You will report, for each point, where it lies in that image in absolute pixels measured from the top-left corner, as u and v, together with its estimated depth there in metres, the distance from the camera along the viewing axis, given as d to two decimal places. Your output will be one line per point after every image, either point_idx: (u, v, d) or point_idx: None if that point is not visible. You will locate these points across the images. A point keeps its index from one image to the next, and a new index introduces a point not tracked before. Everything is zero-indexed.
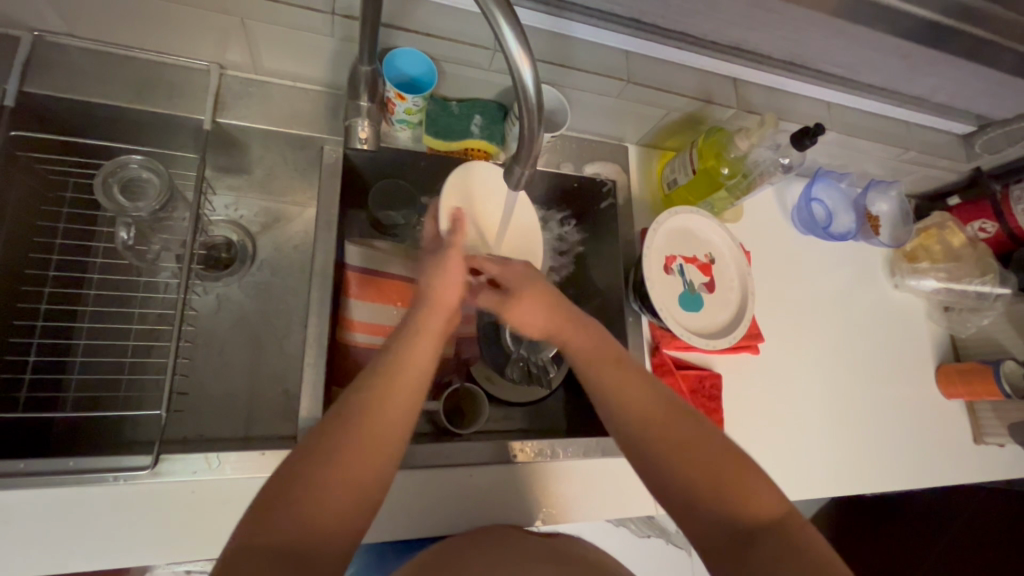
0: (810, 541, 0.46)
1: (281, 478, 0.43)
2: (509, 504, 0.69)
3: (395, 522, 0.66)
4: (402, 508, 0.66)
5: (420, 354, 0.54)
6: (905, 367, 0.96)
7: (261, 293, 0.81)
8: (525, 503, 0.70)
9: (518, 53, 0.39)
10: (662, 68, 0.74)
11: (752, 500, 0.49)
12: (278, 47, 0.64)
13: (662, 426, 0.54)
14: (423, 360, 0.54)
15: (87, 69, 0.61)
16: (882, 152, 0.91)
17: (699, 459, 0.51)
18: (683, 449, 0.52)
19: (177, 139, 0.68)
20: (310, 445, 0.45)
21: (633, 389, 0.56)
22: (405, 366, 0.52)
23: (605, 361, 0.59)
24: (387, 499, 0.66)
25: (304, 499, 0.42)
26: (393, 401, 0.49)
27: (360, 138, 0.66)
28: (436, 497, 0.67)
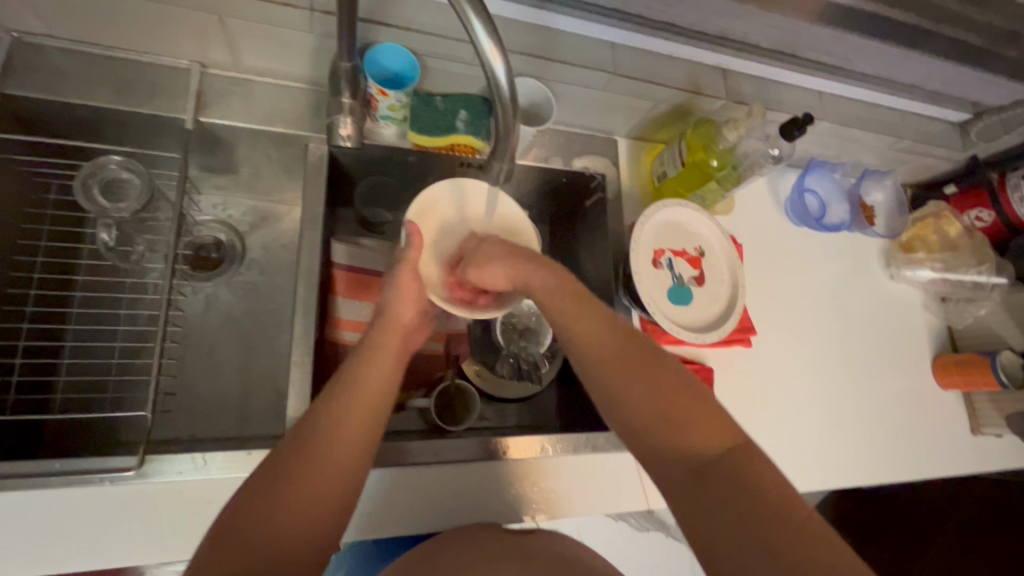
0: (763, 475, 0.45)
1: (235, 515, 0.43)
2: (499, 500, 0.69)
3: (386, 519, 0.66)
4: (392, 505, 0.66)
5: (372, 374, 0.54)
6: (901, 358, 0.96)
7: (250, 292, 0.81)
8: (516, 499, 0.70)
9: (489, 47, 0.38)
10: (649, 59, 0.73)
11: (705, 433, 0.48)
12: (259, 45, 0.64)
13: (625, 369, 0.53)
14: (377, 380, 0.54)
15: (67, 70, 0.61)
16: (876, 141, 0.90)
17: (659, 399, 0.51)
18: (646, 391, 0.52)
19: (160, 138, 0.67)
20: (262, 478, 0.45)
21: (597, 331, 0.56)
22: (356, 387, 0.52)
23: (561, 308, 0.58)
24: (377, 497, 0.66)
25: (258, 532, 0.42)
26: (345, 424, 0.49)
27: (343, 135, 0.65)
28: (427, 495, 0.67)
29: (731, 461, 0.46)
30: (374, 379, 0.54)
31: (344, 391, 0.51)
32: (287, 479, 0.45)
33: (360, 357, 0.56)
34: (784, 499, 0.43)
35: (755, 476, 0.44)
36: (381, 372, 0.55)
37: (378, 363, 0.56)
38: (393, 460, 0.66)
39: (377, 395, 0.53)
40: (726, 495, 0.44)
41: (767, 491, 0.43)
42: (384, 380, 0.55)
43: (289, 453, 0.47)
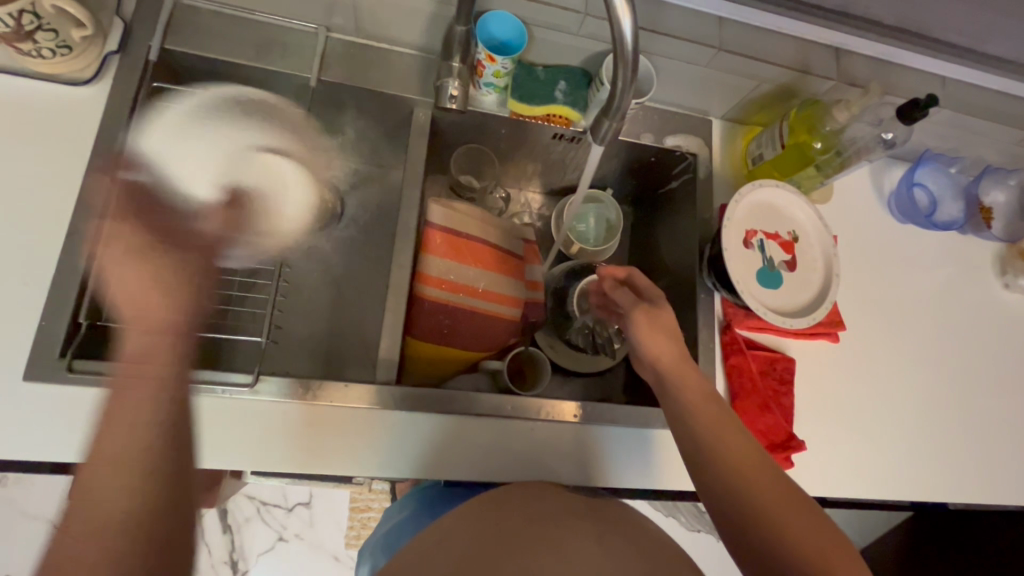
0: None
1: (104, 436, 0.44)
2: (564, 462, 0.72)
3: (458, 464, 0.70)
4: (464, 452, 0.70)
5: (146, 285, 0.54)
6: (1008, 374, 0.88)
7: (346, 246, 0.87)
8: (581, 464, 0.72)
9: (620, 5, 0.40)
10: (757, 35, 0.71)
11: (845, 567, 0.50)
12: (380, 12, 0.69)
13: (753, 486, 0.54)
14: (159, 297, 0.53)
15: (216, 31, 0.68)
16: (1003, 134, 0.83)
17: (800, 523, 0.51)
18: (778, 508, 0.52)
19: (284, 96, 0.73)
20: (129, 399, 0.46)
21: (740, 444, 0.57)
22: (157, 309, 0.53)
23: (705, 409, 0.59)
24: (451, 441, 0.70)
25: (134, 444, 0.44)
26: (117, 395, 0.47)
27: (450, 97, 0.67)
28: (497, 447, 0.71)
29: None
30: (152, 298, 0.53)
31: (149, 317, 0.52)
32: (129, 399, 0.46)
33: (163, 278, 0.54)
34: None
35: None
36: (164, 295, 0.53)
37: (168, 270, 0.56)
38: (471, 409, 0.70)
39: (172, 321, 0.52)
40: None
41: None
42: (171, 303, 0.53)
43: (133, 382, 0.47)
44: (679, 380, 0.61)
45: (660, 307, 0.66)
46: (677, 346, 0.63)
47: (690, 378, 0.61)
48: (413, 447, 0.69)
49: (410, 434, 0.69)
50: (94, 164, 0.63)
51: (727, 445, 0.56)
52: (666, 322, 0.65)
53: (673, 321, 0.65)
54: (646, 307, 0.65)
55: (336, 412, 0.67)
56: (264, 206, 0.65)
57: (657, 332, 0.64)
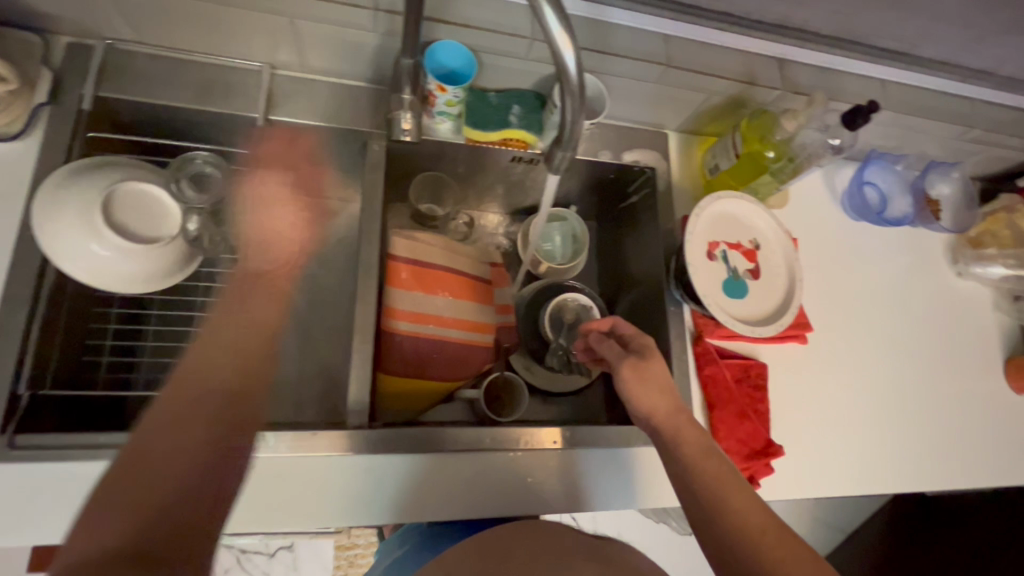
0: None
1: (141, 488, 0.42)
2: (548, 492, 0.71)
3: (441, 504, 0.68)
4: (448, 489, 0.68)
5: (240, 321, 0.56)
6: (969, 359, 0.91)
7: (309, 283, 0.84)
8: (566, 491, 0.71)
9: (559, 34, 0.39)
10: (704, 49, 0.73)
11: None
12: (325, 46, 0.67)
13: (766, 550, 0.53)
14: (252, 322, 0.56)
15: (153, 75, 0.65)
16: (942, 130, 0.86)
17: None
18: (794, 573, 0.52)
19: (233, 137, 0.71)
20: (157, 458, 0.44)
21: (750, 511, 0.56)
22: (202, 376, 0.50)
23: (707, 463, 0.59)
24: (432, 480, 0.68)
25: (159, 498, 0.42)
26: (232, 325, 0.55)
27: (404, 129, 0.67)
28: (481, 483, 0.69)
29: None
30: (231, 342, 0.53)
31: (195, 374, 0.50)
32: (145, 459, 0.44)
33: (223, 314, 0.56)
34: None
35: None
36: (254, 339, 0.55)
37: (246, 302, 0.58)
38: (447, 445, 0.68)
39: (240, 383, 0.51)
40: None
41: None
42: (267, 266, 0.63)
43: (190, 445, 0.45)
44: (676, 432, 0.61)
45: (650, 360, 0.65)
46: (671, 398, 0.63)
47: (686, 429, 0.62)
48: (393, 490, 0.67)
49: (388, 476, 0.67)
50: (25, 221, 0.59)
51: (738, 511, 0.56)
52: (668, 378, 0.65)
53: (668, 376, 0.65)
54: (635, 360, 0.66)
55: (306, 463, 0.64)
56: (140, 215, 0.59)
57: (651, 388, 0.64)
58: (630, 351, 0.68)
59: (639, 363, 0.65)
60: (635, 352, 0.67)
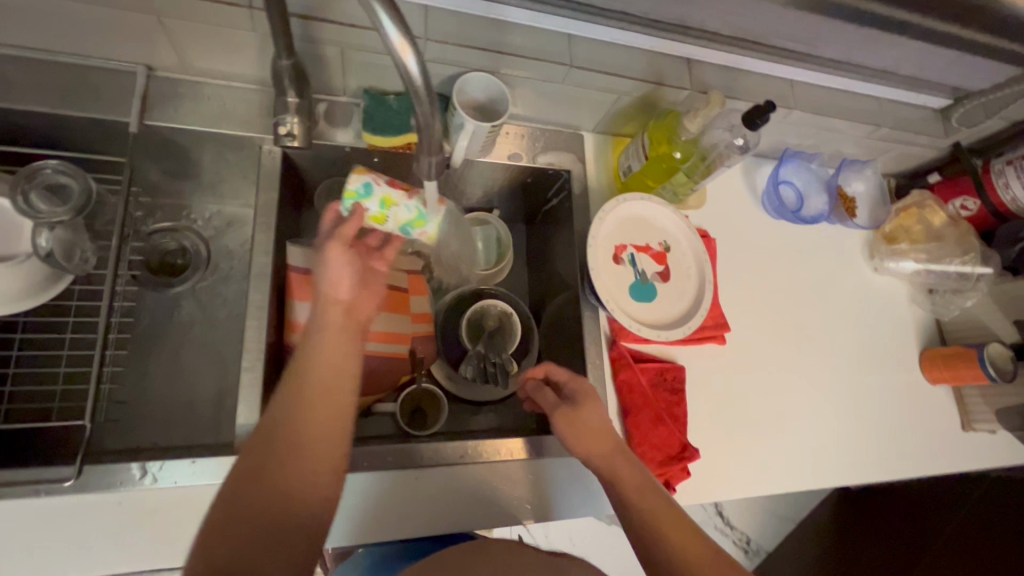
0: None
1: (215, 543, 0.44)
2: (490, 507, 0.67)
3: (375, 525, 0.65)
4: (382, 510, 0.65)
5: (333, 371, 0.55)
6: (888, 354, 0.93)
7: (212, 299, 0.79)
8: (508, 505, 0.68)
9: (397, 40, 0.37)
10: (607, 50, 0.72)
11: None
12: (203, 46, 0.63)
13: None
14: (341, 365, 0.56)
15: (8, 76, 0.60)
16: (853, 129, 0.87)
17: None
18: None
19: (110, 143, 0.66)
20: (230, 510, 0.46)
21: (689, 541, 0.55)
22: (304, 428, 0.51)
23: (653, 505, 0.58)
24: (365, 500, 0.64)
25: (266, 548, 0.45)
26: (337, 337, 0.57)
27: (288, 135, 0.63)
28: (420, 501, 0.66)
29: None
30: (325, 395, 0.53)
31: (297, 423, 0.51)
32: (272, 507, 0.47)
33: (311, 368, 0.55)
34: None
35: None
36: (340, 382, 0.55)
37: (344, 345, 0.57)
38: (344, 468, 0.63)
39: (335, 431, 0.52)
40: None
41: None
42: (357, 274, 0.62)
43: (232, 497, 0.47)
44: (616, 472, 0.60)
45: (583, 403, 0.64)
46: (606, 434, 0.63)
47: (625, 464, 0.61)
48: None
49: None
50: None
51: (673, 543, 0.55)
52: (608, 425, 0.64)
53: (605, 414, 0.64)
54: (567, 405, 0.64)
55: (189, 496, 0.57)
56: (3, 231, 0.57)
57: (582, 430, 0.63)
58: (565, 398, 0.66)
59: (568, 406, 0.64)
60: (569, 394, 0.66)
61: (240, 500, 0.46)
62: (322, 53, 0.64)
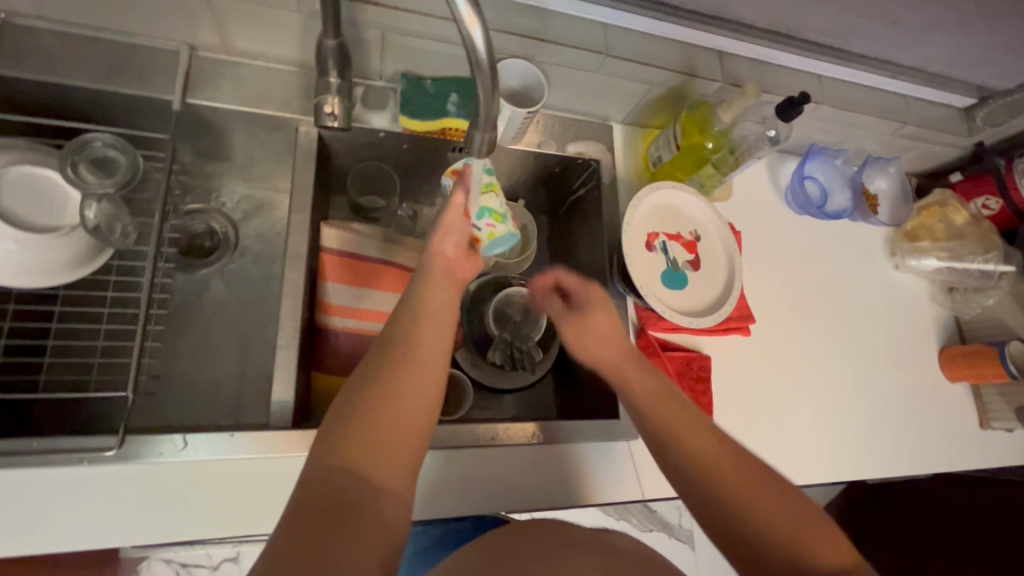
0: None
1: (338, 441, 0.43)
2: (526, 488, 0.68)
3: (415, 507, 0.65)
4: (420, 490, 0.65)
5: (437, 306, 0.56)
6: (908, 350, 0.94)
7: (242, 281, 0.80)
8: (543, 487, 0.68)
9: (466, 13, 0.39)
10: (641, 40, 0.72)
11: (823, 548, 0.45)
12: (247, 26, 0.63)
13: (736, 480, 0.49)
14: (443, 302, 0.56)
15: (54, 52, 0.61)
16: (878, 126, 0.88)
17: (768, 503, 0.48)
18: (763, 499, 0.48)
19: (151, 121, 0.67)
20: (353, 413, 0.45)
21: (690, 432, 0.53)
22: (416, 349, 0.51)
23: (651, 395, 0.58)
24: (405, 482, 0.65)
25: (384, 452, 0.44)
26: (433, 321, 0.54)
27: (329, 114, 0.64)
28: (459, 481, 0.66)
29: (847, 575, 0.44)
30: (432, 324, 0.53)
31: (410, 343, 0.51)
32: (390, 414, 0.45)
33: (413, 303, 0.56)
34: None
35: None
36: (443, 317, 0.55)
37: (444, 287, 0.58)
38: None
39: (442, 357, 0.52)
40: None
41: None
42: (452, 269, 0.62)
43: (352, 403, 0.46)
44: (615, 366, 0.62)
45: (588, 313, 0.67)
46: (611, 336, 0.65)
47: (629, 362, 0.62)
48: None
49: None
50: None
51: (668, 417, 0.55)
52: (614, 322, 0.66)
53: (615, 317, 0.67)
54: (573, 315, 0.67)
55: (228, 468, 0.59)
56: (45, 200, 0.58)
57: (585, 332, 0.65)
58: (573, 306, 0.69)
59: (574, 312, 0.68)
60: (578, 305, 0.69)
61: (361, 405, 0.45)
62: (362, 35, 0.65)
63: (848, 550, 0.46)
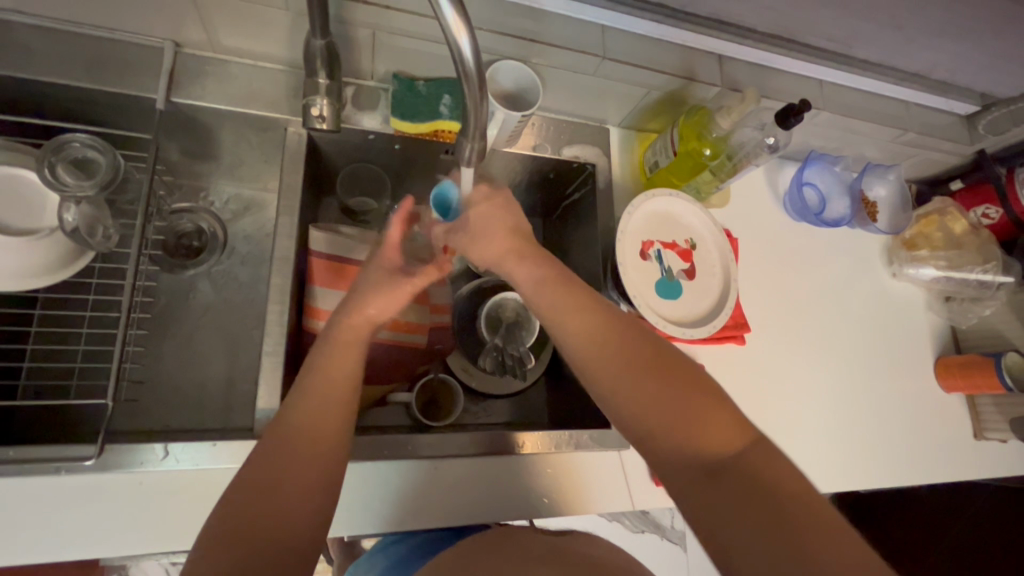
0: (782, 475, 0.42)
1: (216, 552, 0.39)
2: (515, 497, 0.67)
3: (402, 517, 0.64)
4: (406, 499, 0.64)
5: (335, 377, 0.51)
6: (903, 359, 0.93)
7: (230, 283, 0.78)
8: (533, 496, 0.68)
9: (452, 19, 0.38)
10: (639, 42, 0.71)
11: (716, 437, 0.45)
12: (233, 23, 0.62)
13: (627, 365, 0.49)
14: (343, 371, 0.52)
15: (33, 47, 0.59)
16: (879, 133, 0.86)
17: (665, 409, 0.47)
18: (655, 386, 0.48)
19: (135, 120, 0.65)
20: (229, 518, 0.41)
21: (581, 320, 0.53)
22: (303, 435, 0.47)
23: (545, 292, 0.55)
24: (391, 491, 0.64)
25: (269, 553, 0.40)
26: (331, 393, 0.50)
27: (318, 117, 0.63)
28: (448, 490, 0.65)
29: (739, 458, 0.43)
30: (325, 401, 0.49)
31: (297, 431, 0.47)
32: (265, 517, 0.41)
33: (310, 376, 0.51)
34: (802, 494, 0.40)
35: (765, 468, 0.42)
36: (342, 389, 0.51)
37: (346, 350, 0.54)
38: (362, 456, 0.62)
39: (338, 435, 0.48)
40: (738, 489, 0.41)
41: (788, 487, 0.41)
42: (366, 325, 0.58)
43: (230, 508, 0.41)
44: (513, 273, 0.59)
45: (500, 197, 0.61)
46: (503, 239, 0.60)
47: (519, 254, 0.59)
48: (353, 500, 0.62)
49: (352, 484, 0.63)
50: None
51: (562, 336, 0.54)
52: (485, 221, 0.60)
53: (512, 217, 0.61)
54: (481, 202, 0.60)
55: (210, 477, 0.57)
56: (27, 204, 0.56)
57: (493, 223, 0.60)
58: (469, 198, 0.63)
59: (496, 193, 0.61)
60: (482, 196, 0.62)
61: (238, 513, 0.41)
62: (352, 34, 0.63)
63: (745, 427, 0.45)
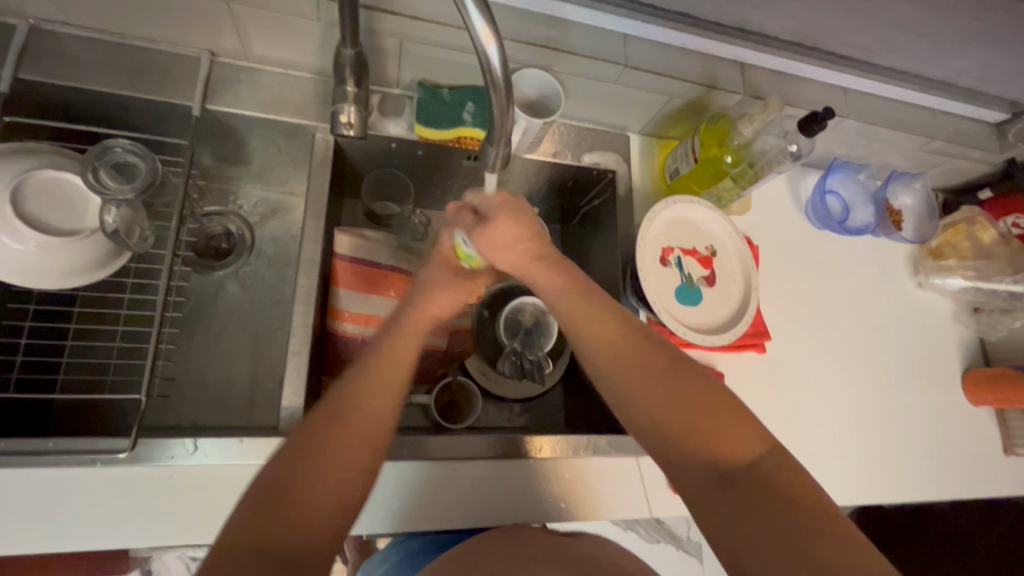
0: (795, 488, 0.43)
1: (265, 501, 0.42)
2: (532, 501, 0.67)
3: (420, 517, 0.64)
4: (425, 499, 0.65)
5: (392, 360, 0.53)
6: (930, 370, 0.91)
7: (256, 283, 0.81)
8: (550, 499, 0.68)
9: (482, 29, 0.39)
10: (662, 50, 0.71)
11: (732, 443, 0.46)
12: (267, 34, 0.64)
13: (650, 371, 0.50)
14: (395, 362, 0.53)
15: (79, 56, 0.62)
16: (905, 141, 0.85)
17: (677, 421, 0.48)
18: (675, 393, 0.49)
19: (171, 124, 0.68)
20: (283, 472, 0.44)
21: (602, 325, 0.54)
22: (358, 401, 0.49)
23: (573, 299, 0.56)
24: (409, 492, 0.64)
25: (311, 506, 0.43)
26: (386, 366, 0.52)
27: (345, 123, 0.64)
28: (465, 492, 0.66)
29: (761, 474, 0.44)
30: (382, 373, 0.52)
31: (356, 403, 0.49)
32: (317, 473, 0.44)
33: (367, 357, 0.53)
34: (820, 502, 0.42)
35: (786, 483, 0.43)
36: (396, 373, 0.52)
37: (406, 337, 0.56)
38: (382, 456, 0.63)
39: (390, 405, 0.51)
40: (763, 505, 0.43)
41: (808, 502, 0.42)
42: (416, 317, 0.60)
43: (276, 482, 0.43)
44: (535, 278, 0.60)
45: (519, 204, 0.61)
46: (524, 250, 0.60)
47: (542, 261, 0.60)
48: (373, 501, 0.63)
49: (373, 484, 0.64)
50: None
51: (577, 340, 0.55)
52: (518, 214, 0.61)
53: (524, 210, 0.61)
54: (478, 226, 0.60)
55: (235, 472, 0.59)
56: (67, 205, 0.59)
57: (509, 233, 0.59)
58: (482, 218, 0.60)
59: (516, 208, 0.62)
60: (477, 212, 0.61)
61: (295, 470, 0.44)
62: (379, 43, 0.65)
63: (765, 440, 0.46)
